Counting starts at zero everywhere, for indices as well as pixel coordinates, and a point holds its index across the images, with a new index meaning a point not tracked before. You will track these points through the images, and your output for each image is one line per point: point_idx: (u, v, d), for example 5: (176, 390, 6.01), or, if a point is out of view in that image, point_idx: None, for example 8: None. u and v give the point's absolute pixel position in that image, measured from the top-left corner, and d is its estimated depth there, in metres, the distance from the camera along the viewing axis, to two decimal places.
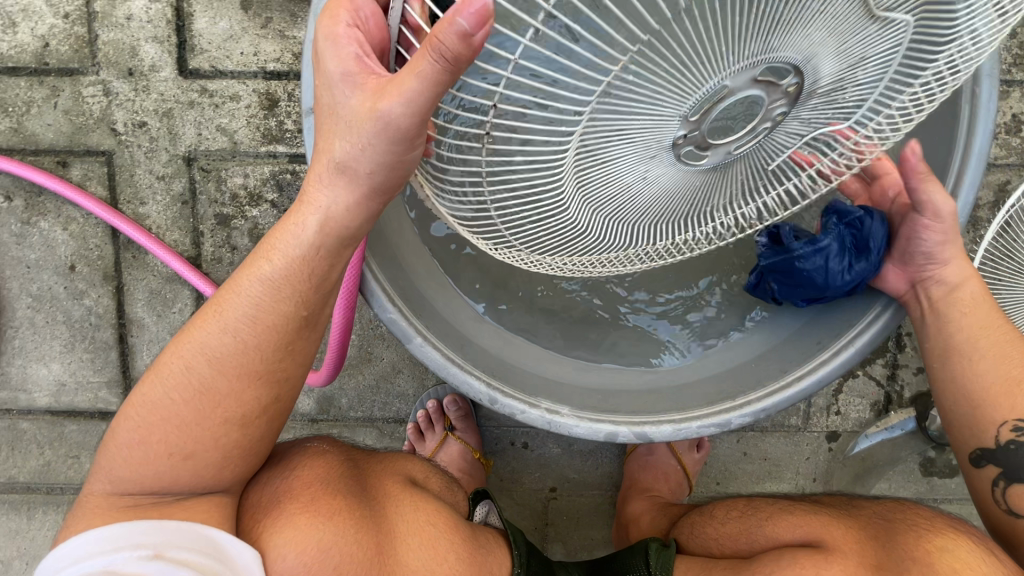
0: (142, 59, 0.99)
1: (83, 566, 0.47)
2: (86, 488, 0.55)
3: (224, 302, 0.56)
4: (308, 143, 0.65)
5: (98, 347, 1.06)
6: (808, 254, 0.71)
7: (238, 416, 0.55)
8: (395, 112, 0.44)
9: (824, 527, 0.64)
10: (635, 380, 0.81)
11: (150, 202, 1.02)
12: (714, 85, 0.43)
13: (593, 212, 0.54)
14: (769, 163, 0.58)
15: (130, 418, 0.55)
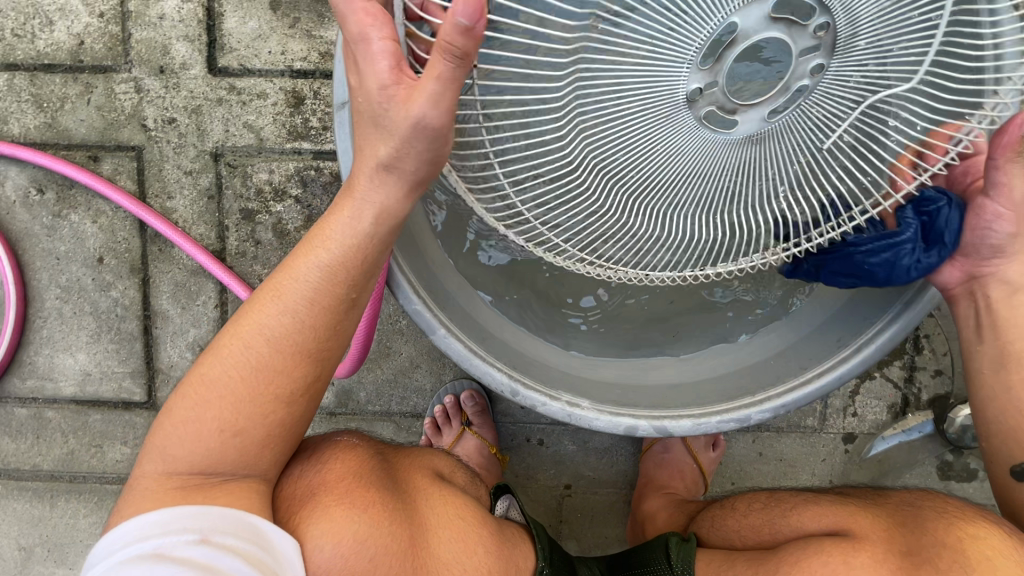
0: (173, 57, 1.01)
1: (132, 551, 0.48)
2: (138, 469, 0.57)
3: (281, 287, 0.57)
4: (342, 135, 0.69)
5: (123, 338, 1.08)
6: (874, 250, 0.64)
7: (286, 392, 0.57)
8: (428, 115, 0.46)
9: (850, 517, 0.66)
10: (656, 378, 0.82)
11: (177, 196, 1.04)
12: (722, 24, 0.45)
13: (616, 188, 0.55)
14: (826, 140, 0.54)
15: (185, 398, 0.57)
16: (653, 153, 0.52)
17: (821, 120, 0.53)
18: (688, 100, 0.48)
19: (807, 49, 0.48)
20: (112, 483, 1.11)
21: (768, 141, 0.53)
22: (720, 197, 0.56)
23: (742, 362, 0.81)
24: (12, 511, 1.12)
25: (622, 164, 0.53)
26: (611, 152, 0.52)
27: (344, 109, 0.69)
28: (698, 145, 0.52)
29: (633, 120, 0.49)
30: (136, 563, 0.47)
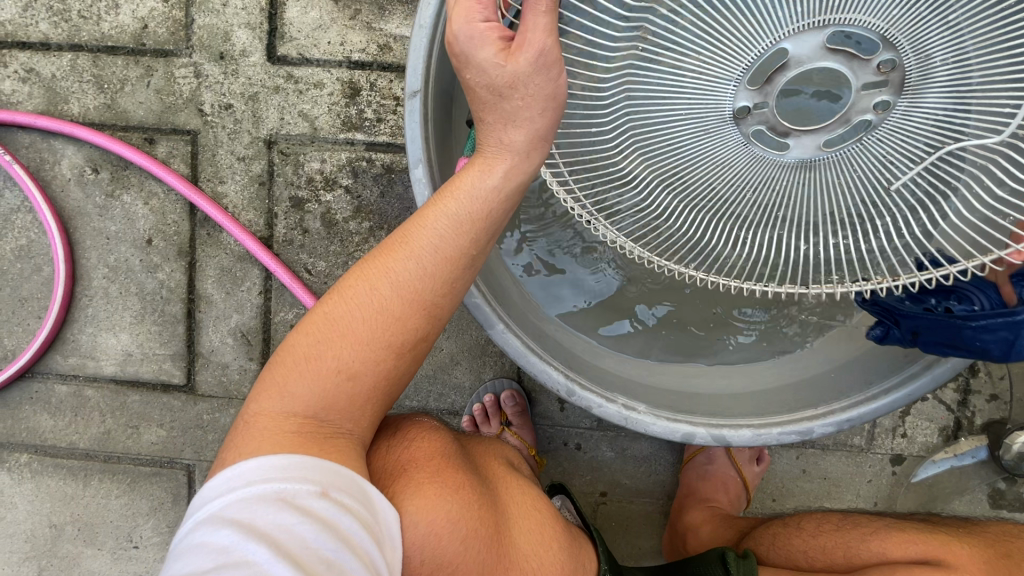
0: (233, 44, 1.02)
1: (249, 487, 0.48)
2: (252, 412, 0.55)
3: (407, 236, 0.57)
4: (413, 124, 0.70)
5: (167, 320, 1.08)
6: (987, 326, 0.59)
7: (397, 343, 0.56)
8: (549, 43, 0.49)
9: (941, 547, 0.65)
10: (712, 384, 0.80)
11: (229, 181, 1.05)
12: (767, 50, 0.46)
13: (664, 196, 0.56)
14: (892, 182, 0.52)
15: (304, 337, 0.56)
16: (708, 172, 0.53)
17: (888, 163, 0.51)
18: (734, 116, 0.49)
19: (869, 85, 0.47)
20: (145, 465, 1.11)
21: (825, 179, 0.52)
22: (771, 227, 0.56)
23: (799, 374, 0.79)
24: (45, 489, 1.13)
25: (678, 179, 0.54)
26: (665, 168, 0.54)
27: (416, 97, 0.70)
28: (755, 167, 0.52)
29: (686, 137, 0.51)
30: (259, 502, 0.46)
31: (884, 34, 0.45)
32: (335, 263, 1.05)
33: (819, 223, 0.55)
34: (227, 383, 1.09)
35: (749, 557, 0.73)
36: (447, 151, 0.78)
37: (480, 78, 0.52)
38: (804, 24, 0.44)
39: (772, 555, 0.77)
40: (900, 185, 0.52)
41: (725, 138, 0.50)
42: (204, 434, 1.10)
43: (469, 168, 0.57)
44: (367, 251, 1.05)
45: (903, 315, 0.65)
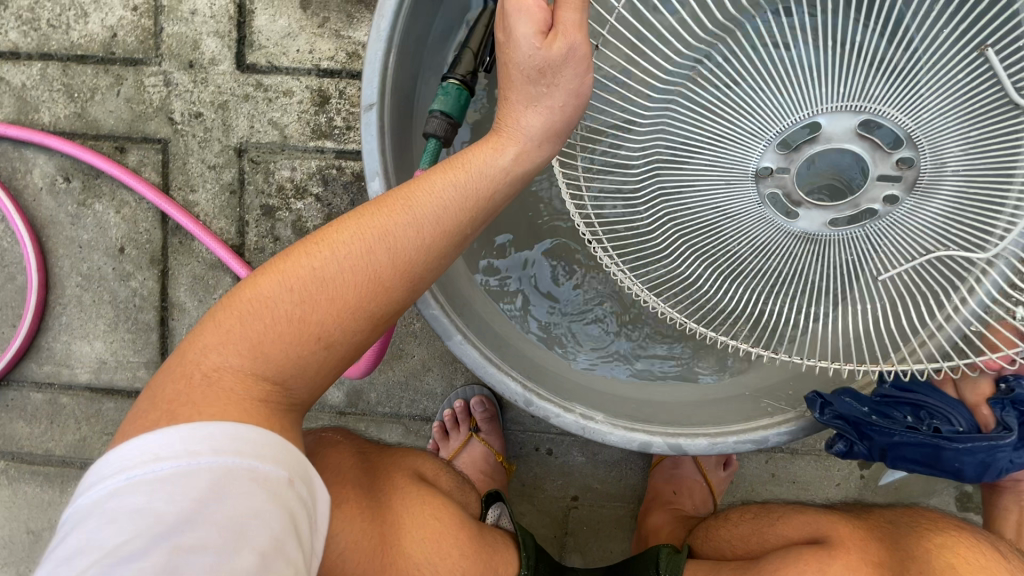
0: (202, 53, 1.02)
1: (209, 458, 0.44)
2: (208, 368, 0.50)
3: (410, 207, 0.55)
4: (370, 135, 0.70)
5: (140, 328, 1.09)
6: (970, 449, 0.63)
7: (379, 314, 0.54)
8: (579, 42, 0.53)
9: (829, 524, 0.64)
10: (666, 393, 0.81)
11: (200, 190, 1.05)
12: (803, 119, 0.54)
13: (675, 241, 0.64)
14: (881, 272, 0.61)
15: (281, 287, 0.52)
16: (727, 233, 0.61)
17: (887, 251, 0.60)
18: (756, 174, 0.57)
19: (884, 176, 0.56)
20: None
21: (829, 254, 0.61)
22: (778, 288, 0.64)
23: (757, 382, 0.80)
24: (22, 496, 1.13)
25: (696, 236, 0.62)
26: (689, 227, 0.62)
27: (372, 110, 0.70)
28: (762, 230, 0.61)
29: (706, 188, 0.59)
30: (231, 484, 0.44)
31: (909, 133, 0.54)
32: None
33: (809, 287, 0.63)
34: None
35: (680, 554, 0.73)
36: (405, 164, 0.78)
37: (520, 56, 0.54)
38: (840, 105, 0.53)
39: (704, 547, 0.77)
40: (886, 277, 0.60)
41: (743, 192, 0.58)
42: None
43: (482, 145, 0.58)
44: None
45: (881, 432, 0.65)
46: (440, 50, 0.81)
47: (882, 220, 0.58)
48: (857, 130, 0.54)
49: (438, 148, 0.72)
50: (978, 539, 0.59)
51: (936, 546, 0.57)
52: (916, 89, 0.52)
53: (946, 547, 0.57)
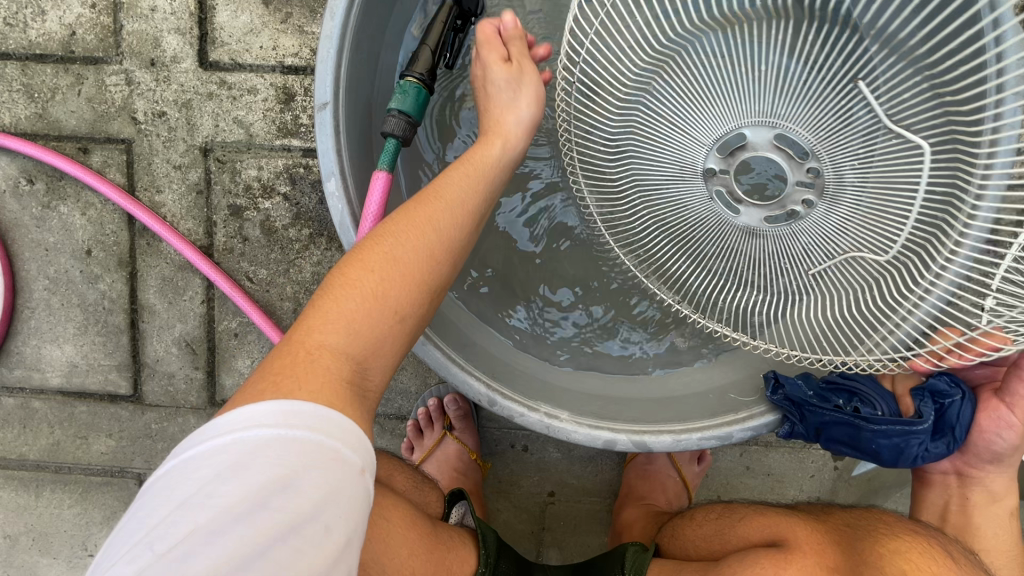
0: (164, 50, 1.01)
1: (293, 432, 0.45)
2: (303, 346, 0.52)
3: (439, 193, 0.63)
4: (324, 136, 0.69)
5: (110, 331, 1.08)
6: (886, 432, 0.69)
7: (432, 286, 0.60)
8: (527, 64, 0.71)
9: (790, 527, 0.64)
10: (633, 390, 0.82)
11: (166, 190, 1.04)
12: (731, 131, 0.67)
13: (659, 230, 0.74)
14: (812, 266, 0.69)
15: (365, 273, 0.56)
16: (687, 217, 0.72)
17: (811, 250, 0.69)
18: (705, 172, 0.69)
19: (800, 183, 0.68)
20: (96, 475, 1.12)
21: (771, 246, 0.71)
22: (736, 274, 0.73)
23: (725, 379, 0.80)
24: None
25: (668, 217, 0.72)
26: (660, 211, 0.73)
27: (326, 109, 0.69)
28: (716, 220, 0.71)
29: (669, 177, 0.70)
30: (304, 463, 0.43)
31: (813, 146, 0.65)
32: (276, 271, 1.05)
33: (763, 276, 0.72)
34: (173, 392, 1.09)
35: (646, 552, 0.74)
36: (364, 165, 0.77)
37: (490, 77, 0.70)
38: (755, 121, 0.66)
39: (670, 545, 0.77)
40: (817, 269, 0.69)
41: (696, 188, 0.70)
42: (153, 443, 1.11)
43: (486, 143, 0.69)
44: (308, 258, 1.04)
45: (812, 412, 0.71)
46: (394, 51, 0.81)
47: (803, 222, 0.68)
48: (777, 143, 0.67)
49: (398, 148, 0.70)
50: (931, 544, 0.61)
51: (889, 551, 0.58)
52: (821, 111, 0.64)
53: (899, 552, 0.58)
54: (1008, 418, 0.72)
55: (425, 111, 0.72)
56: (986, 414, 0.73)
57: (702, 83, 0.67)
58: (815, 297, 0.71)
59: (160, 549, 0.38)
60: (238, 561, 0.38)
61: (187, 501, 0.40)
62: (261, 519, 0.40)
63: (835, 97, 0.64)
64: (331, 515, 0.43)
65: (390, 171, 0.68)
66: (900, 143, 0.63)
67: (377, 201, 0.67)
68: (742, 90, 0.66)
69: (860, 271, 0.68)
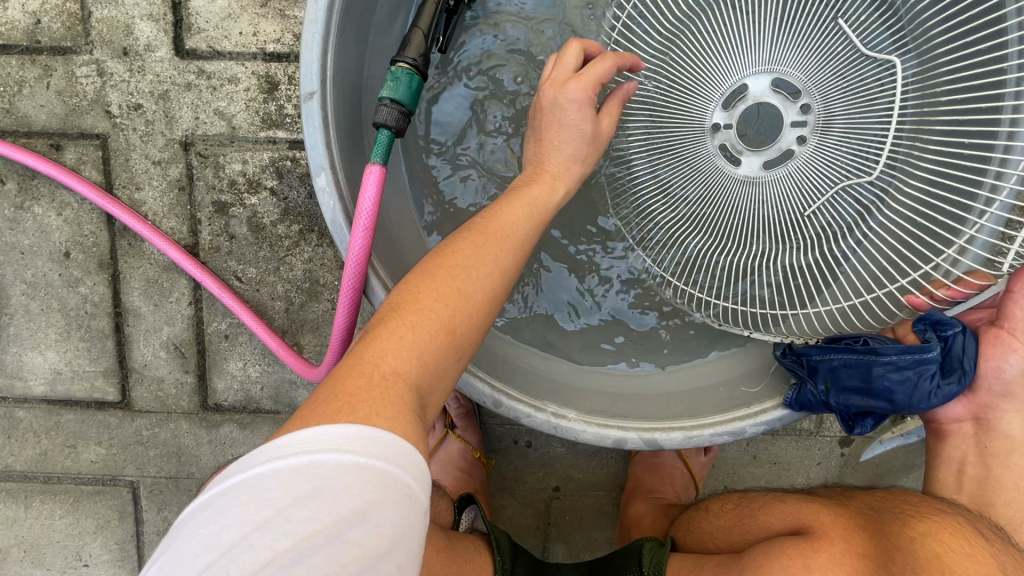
0: (137, 39, 0.95)
1: (366, 462, 0.40)
2: (379, 375, 0.46)
3: (505, 228, 0.61)
4: (311, 127, 0.65)
5: (94, 336, 1.04)
6: (899, 367, 0.64)
7: (491, 316, 0.57)
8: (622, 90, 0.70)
9: (812, 514, 0.62)
10: (637, 386, 0.79)
11: (146, 187, 0.99)
12: (732, 84, 0.70)
13: (660, 185, 0.75)
14: (807, 207, 0.71)
15: (437, 302, 0.52)
16: (692, 176, 0.74)
17: (807, 189, 0.71)
18: (712, 127, 0.72)
19: (795, 122, 0.70)
20: (87, 484, 1.08)
21: (771, 194, 0.72)
22: (744, 239, 0.74)
23: (730, 372, 0.78)
24: None
25: (668, 164, 0.74)
26: (669, 173, 0.74)
27: (313, 99, 0.64)
28: (711, 168, 0.73)
29: (673, 129, 0.73)
30: (375, 511, 0.38)
31: (805, 85, 0.68)
32: (266, 269, 1.00)
33: (761, 228, 0.73)
34: (164, 397, 1.05)
35: (662, 547, 0.73)
36: (354, 159, 0.72)
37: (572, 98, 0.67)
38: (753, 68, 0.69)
39: (686, 538, 0.76)
40: (811, 209, 0.71)
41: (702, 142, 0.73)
42: (145, 450, 1.07)
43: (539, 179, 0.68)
44: (298, 255, 1.00)
45: (820, 363, 0.68)
46: (381, 35, 0.77)
47: (796, 160, 0.70)
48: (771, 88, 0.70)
49: (391, 139, 0.66)
50: (962, 524, 0.58)
51: (919, 534, 0.56)
52: (818, 51, 0.68)
53: (929, 534, 0.56)
54: (1011, 343, 0.65)
55: (418, 99, 0.68)
56: (988, 344, 0.66)
57: (706, 36, 0.71)
58: (812, 244, 0.72)
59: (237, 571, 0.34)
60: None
61: (265, 524, 0.36)
62: (338, 555, 0.36)
63: (827, 38, 0.68)
64: (400, 556, 0.39)
65: (383, 165, 0.63)
66: (876, 65, 0.67)
67: (371, 197, 0.63)
68: (744, 37, 0.69)
69: (846, 206, 0.70)
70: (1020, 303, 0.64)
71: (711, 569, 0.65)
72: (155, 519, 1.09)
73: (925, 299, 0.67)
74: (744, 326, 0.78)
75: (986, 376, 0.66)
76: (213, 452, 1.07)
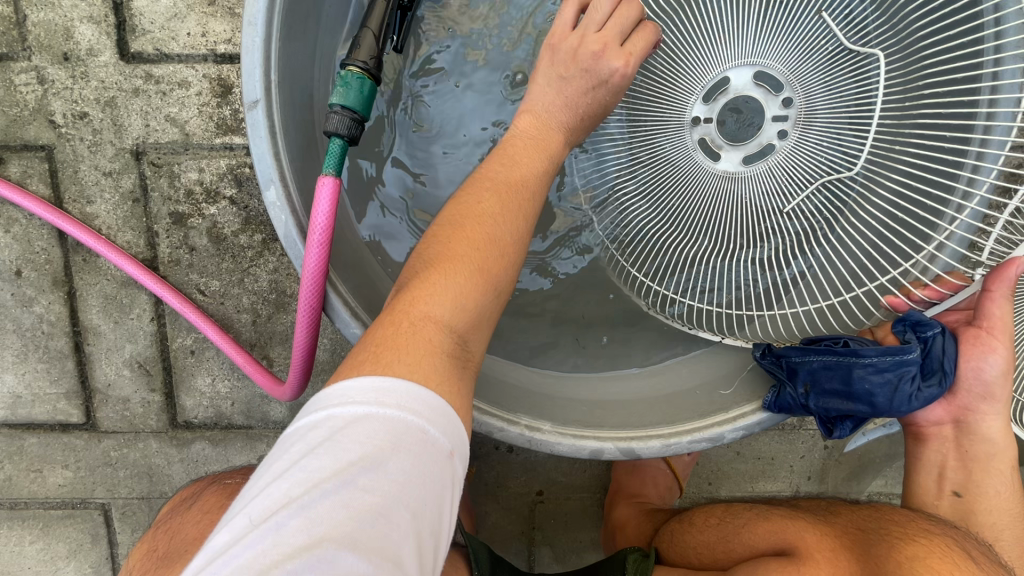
0: (77, 43, 0.90)
1: (392, 412, 0.41)
2: (414, 314, 0.49)
3: (519, 176, 0.60)
4: (258, 138, 0.61)
5: (53, 357, 0.99)
6: (878, 368, 0.63)
7: (520, 255, 0.57)
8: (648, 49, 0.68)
9: (797, 534, 0.61)
10: (615, 391, 0.77)
11: (97, 200, 0.94)
12: (714, 77, 0.67)
13: (637, 184, 0.72)
14: (786, 205, 0.68)
15: (469, 247, 0.53)
16: (670, 176, 0.70)
17: (786, 187, 0.68)
18: (693, 121, 0.69)
19: (776, 117, 0.67)
20: (56, 509, 1.05)
21: (749, 192, 0.69)
22: (722, 239, 0.71)
23: (706, 375, 0.76)
24: None
25: (645, 163, 0.71)
26: (647, 173, 0.71)
27: (258, 108, 0.60)
28: (688, 165, 0.70)
29: (652, 125, 0.70)
30: (393, 458, 0.39)
31: (787, 78, 0.66)
32: (229, 282, 0.97)
33: (740, 227, 0.70)
34: (131, 417, 1.02)
35: (648, 559, 0.72)
36: (307, 169, 0.68)
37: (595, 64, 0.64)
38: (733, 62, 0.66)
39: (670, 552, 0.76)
40: (791, 206, 0.68)
41: (681, 138, 0.70)
42: (113, 471, 1.04)
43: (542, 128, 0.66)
44: (262, 266, 0.96)
45: (800, 364, 0.67)
46: (331, 37, 0.73)
47: (775, 156, 0.68)
48: (754, 81, 0.67)
49: (345, 148, 0.62)
50: (949, 545, 0.57)
51: (906, 557, 0.53)
52: (801, 43, 0.65)
53: (917, 558, 0.53)
54: (990, 344, 0.65)
55: (373, 104, 0.64)
56: (968, 343, 0.66)
57: (686, 28, 0.67)
58: (792, 241, 0.70)
59: (257, 518, 0.36)
60: (328, 543, 0.35)
61: (285, 474, 0.38)
62: (349, 498, 0.37)
63: (809, 30, 0.64)
64: (418, 498, 0.39)
65: (337, 176, 0.59)
66: (858, 58, 0.63)
67: (324, 210, 0.59)
68: (726, 27, 0.65)
69: (825, 204, 0.68)
70: (997, 302, 0.64)
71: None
72: (129, 540, 1.06)
73: (903, 298, 0.66)
74: (716, 329, 0.77)
75: (967, 378, 0.67)
76: (186, 471, 1.04)
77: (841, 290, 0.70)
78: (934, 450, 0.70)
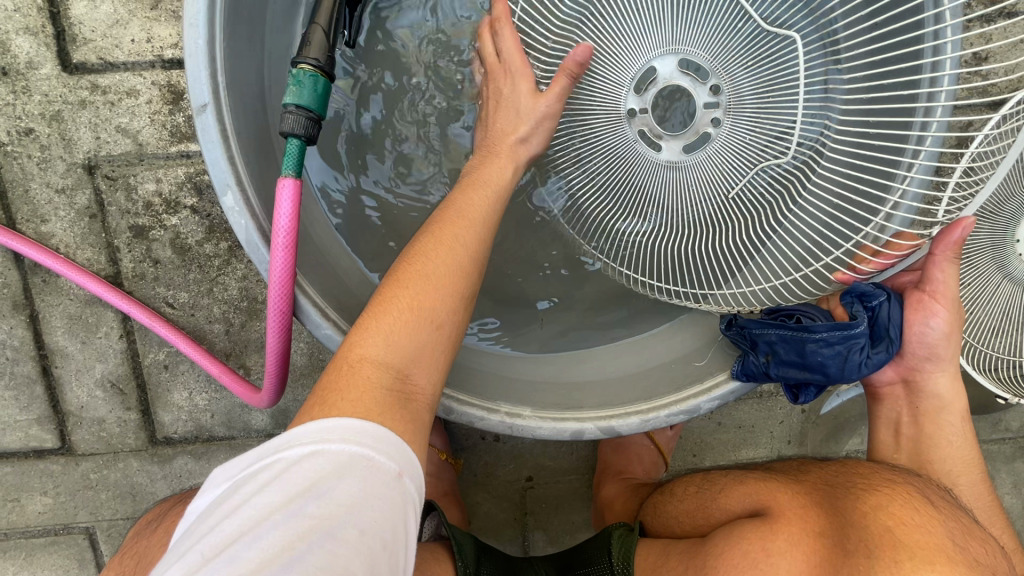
0: (15, 56, 0.87)
1: (334, 446, 0.45)
2: (355, 352, 0.54)
3: (464, 209, 0.65)
4: (212, 146, 0.59)
5: (21, 382, 0.97)
6: (829, 339, 0.65)
7: (469, 290, 0.61)
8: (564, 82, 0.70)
9: (770, 496, 0.63)
10: (581, 372, 0.78)
11: (52, 219, 0.91)
12: (644, 66, 0.67)
13: (585, 175, 0.73)
14: (730, 190, 0.68)
15: (418, 282, 0.57)
16: (615, 165, 0.70)
17: (728, 172, 0.67)
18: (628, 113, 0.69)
19: (708, 104, 0.68)
20: (39, 536, 1.03)
21: (692, 178, 0.69)
22: (669, 228, 0.71)
23: (679, 350, 0.78)
24: None
25: (587, 152, 0.71)
26: (592, 163, 0.71)
27: (207, 112, 0.59)
28: (628, 155, 0.69)
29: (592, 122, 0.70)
30: (338, 487, 0.42)
31: (711, 65, 0.66)
32: (198, 292, 0.95)
33: (687, 213, 0.70)
34: (108, 438, 1.00)
35: (632, 534, 0.74)
36: (264, 175, 0.67)
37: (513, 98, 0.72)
38: (660, 51, 0.66)
39: (653, 523, 0.77)
40: (735, 191, 0.68)
41: (620, 130, 0.69)
42: (95, 494, 1.01)
43: (495, 162, 0.71)
44: (231, 274, 0.94)
45: (760, 338, 0.68)
46: (278, 37, 0.72)
47: (714, 143, 0.67)
48: (681, 69, 0.67)
49: (303, 149, 0.61)
50: (909, 492, 0.59)
51: (870, 508, 0.56)
52: (721, 29, 0.65)
53: (881, 508, 0.56)
54: (932, 307, 0.68)
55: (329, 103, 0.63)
56: (911, 307, 0.69)
57: (612, 14, 0.67)
58: (740, 223, 0.70)
59: (208, 553, 0.38)
60: (275, 568, 0.37)
61: (235, 512, 0.41)
62: (296, 525, 0.40)
63: (726, 15, 0.65)
64: (366, 519, 0.42)
65: (298, 178, 0.58)
66: (780, 41, 0.64)
67: (286, 213, 0.58)
68: (647, 16, 0.65)
69: (771, 186, 0.68)
70: (940, 265, 0.66)
71: (676, 557, 0.65)
72: None
73: (850, 273, 0.69)
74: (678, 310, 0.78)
75: (911, 341, 0.70)
76: (170, 487, 1.02)
77: (791, 265, 0.72)
78: (894, 403, 0.74)
